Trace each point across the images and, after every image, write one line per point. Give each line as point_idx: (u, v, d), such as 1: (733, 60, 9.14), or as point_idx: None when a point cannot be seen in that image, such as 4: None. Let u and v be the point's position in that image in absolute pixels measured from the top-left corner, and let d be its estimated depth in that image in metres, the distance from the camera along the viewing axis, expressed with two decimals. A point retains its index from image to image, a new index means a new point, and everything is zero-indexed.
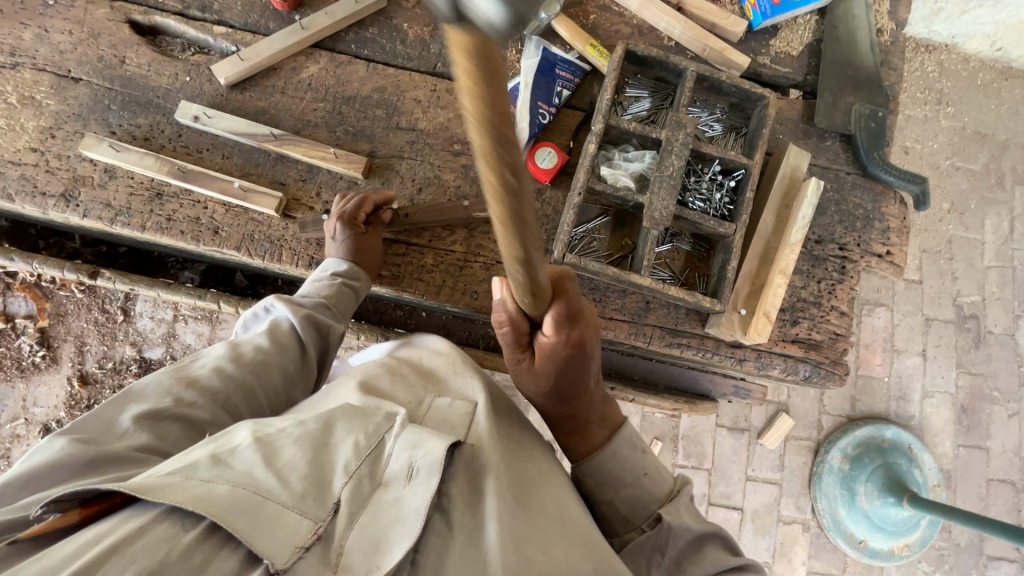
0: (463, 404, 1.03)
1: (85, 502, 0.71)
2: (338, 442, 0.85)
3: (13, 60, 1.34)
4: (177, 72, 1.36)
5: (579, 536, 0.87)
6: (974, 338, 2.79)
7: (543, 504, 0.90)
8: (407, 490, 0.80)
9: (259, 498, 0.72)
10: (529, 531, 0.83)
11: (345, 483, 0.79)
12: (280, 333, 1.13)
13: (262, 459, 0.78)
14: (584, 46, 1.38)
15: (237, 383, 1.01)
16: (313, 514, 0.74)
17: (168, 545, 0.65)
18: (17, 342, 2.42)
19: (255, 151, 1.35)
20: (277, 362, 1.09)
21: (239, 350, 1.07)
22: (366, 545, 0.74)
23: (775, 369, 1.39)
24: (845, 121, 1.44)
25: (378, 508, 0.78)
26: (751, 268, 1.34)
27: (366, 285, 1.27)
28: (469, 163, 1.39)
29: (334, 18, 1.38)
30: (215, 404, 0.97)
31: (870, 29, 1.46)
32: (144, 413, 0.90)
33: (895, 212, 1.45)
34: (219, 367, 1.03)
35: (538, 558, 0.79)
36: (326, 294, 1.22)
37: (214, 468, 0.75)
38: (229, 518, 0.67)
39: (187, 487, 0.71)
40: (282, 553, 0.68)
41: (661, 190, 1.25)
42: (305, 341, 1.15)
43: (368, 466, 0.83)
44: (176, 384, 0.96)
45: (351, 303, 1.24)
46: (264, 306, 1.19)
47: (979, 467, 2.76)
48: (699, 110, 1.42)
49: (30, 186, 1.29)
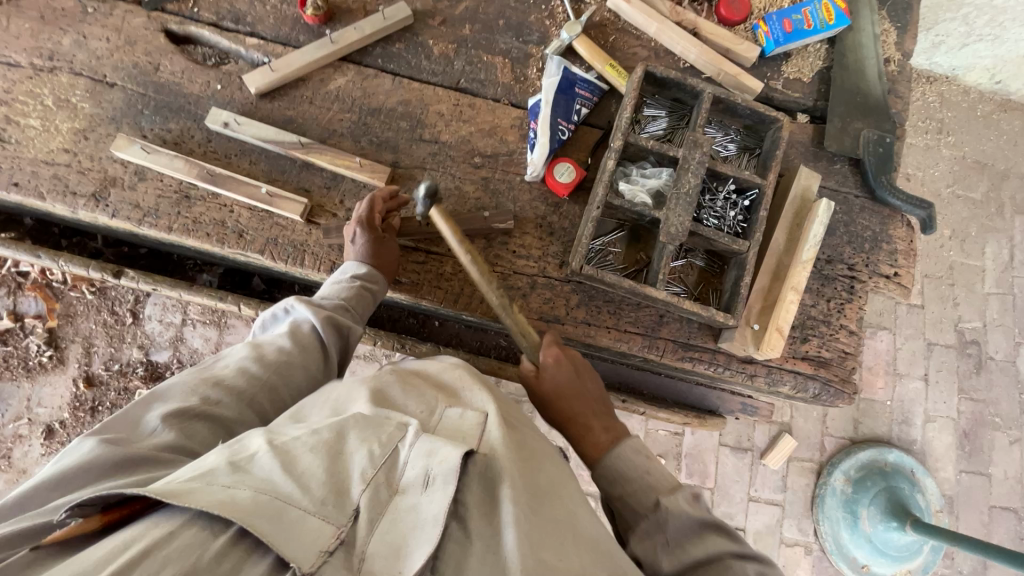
0: (476, 413, 0.97)
1: (106, 508, 0.69)
2: (350, 450, 0.79)
3: (51, 63, 1.38)
4: (209, 80, 1.41)
5: (595, 546, 0.87)
6: (976, 364, 2.82)
7: (560, 513, 0.89)
8: (424, 497, 0.76)
9: (281, 503, 0.69)
10: (545, 536, 0.82)
11: (363, 490, 0.75)
12: (301, 334, 1.12)
13: (280, 465, 0.74)
14: (603, 66, 1.44)
15: (262, 383, 1.01)
16: (334, 519, 0.71)
17: (198, 552, 0.63)
18: (25, 342, 2.42)
19: (281, 158, 1.38)
20: (301, 363, 1.08)
21: (261, 350, 1.06)
22: (387, 551, 0.71)
23: (785, 386, 1.41)
24: (854, 146, 1.49)
25: (396, 514, 0.75)
26: (763, 283, 1.37)
27: (383, 289, 1.27)
28: (489, 176, 1.42)
29: (362, 33, 1.43)
30: (241, 403, 0.96)
31: (877, 59, 1.52)
32: (172, 411, 0.89)
33: (903, 235, 1.49)
34: (242, 366, 1.02)
35: (553, 561, 0.80)
36: (345, 296, 1.20)
37: (234, 475, 0.72)
38: (256, 523, 0.65)
39: (210, 492, 0.67)
40: (309, 557, 0.66)
41: (677, 207, 1.28)
42: (326, 343, 1.14)
43: (384, 474, 0.78)
44: (201, 384, 0.95)
45: (369, 306, 1.24)
46: (283, 307, 1.18)
47: (981, 494, 2.76)
48: (714, 131, 1.46)
49: (62, 185, 1.32)
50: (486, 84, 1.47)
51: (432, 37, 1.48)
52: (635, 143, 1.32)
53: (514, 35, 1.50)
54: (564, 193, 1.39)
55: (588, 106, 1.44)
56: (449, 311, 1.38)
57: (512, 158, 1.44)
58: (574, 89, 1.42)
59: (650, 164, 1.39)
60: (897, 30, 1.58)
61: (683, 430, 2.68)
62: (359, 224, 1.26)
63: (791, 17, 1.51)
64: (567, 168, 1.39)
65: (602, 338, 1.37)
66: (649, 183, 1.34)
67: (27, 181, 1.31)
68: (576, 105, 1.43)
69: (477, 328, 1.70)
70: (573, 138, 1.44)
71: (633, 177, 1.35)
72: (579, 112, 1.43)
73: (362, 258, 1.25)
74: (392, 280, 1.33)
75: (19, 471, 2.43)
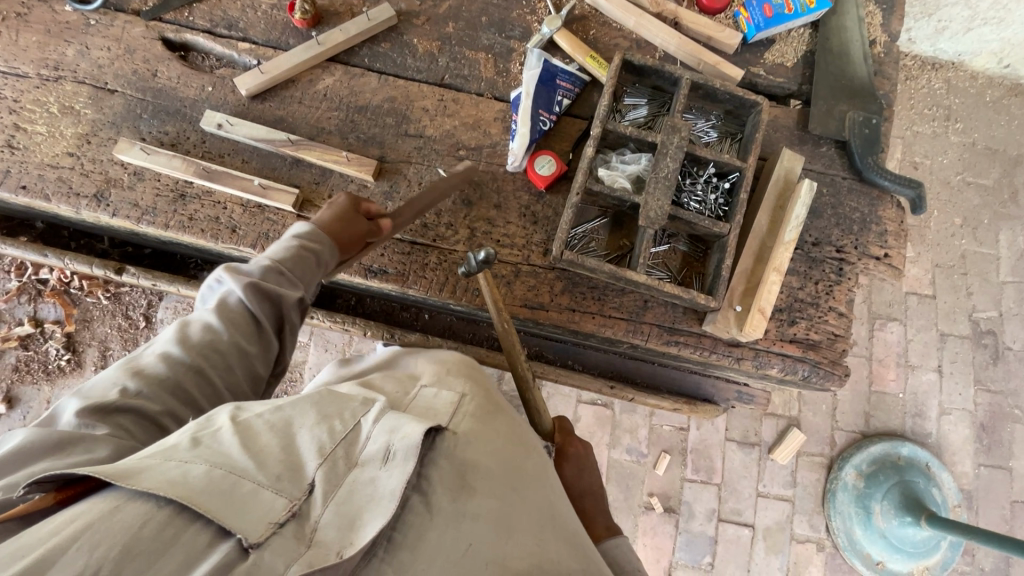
0: (448, 395, 1.05)
1: (62, 486, 0.69)
2: (311, 425, 0.83)
3: (57, 73, 1.46)
4: (203, 84, 1.47)
5: (566, 537, 0.91)
6: (992, 355, 2.75)
7: (530, 501, 0.92)
8: (383, 472, 0.78)
9: (234, 477, 0.71)
10: (517, 524, 0.85)
11: (319, 465, 0.78)
12: (225, 308, 1.05)
13: (240, 440, 0.77)
14: (584, 58, 1.47)
15: (185, 367, 0.97)
16: (288, 493, 0.74)
17: (140, 523, 0.62)
18: (44, 347, 2.52)
19: (273, 156, 1.44)
20: (228, 341, 1.03)
21: (187, 331, 1.01)
22: (341, 522, 0.73)
23: (773, 369, 1.41)
24: (839, 128, 1.48)
25: (354, 486, 0.77)
26: (746, 265, 1.36)
27: (324, 250, 1.21)
28: (474, 168, 1.45)
29: (348, 34, 1.48)
30: (164, 392, 0.94)
31: (862, 41, 1.51)
32: (88, 407, 0.86)
33: (893, 216, 1.48)
34: (165, 352, 0.98)
35: (520, 547, 0.83)
36: (283, 259, 1.14)
37: (193, 450, 0.74)
38: (202, 500, 0.66)
39: (163, 469, 0.69)
40: (256, 529, 0.67)
41: (656, 191, 1.29)
42: (254, 313, 1.07)
43: (343, 449, 0.81)
44: (123, 374, 0.93)
45: (308, 266, 1.17)
46: (213, 279, 1.10)
47: (1002, 489, 2.67)
48: (695, 117, 1.47)
49: (66, 187, 1.39)
50: (470, 80, 1.51)
51: (417, 36, 1.52)
52: (614, 130, 1.34)
53: (496, 31, 1.53)
54: (544, 184, 1.41)
55: (569, 97, 1.47)
56: (435, 299, 1.42)
57: (495, 149, 1.47)
58: (555, 81, 1.45)
59: (630, 151, 1.40)
60: (883, 12, 1.58)
61: (688, 425, 2.66)
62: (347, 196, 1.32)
63: (771, 2, 1.51)
64: (547, 160, 1.41)
65: (586, 324, 1.38)
66: (628, 168, 1.36)
67: (34, 184, 1.39)
68: (557, 96, 1.45)
69: (468, 320, 1.74)
70: (555, 129, 1.47)
71: (613, 163, 1.37)
72: (560, 103, 1.46)
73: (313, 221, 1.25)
74: (341, 249, 1.26)
75: None
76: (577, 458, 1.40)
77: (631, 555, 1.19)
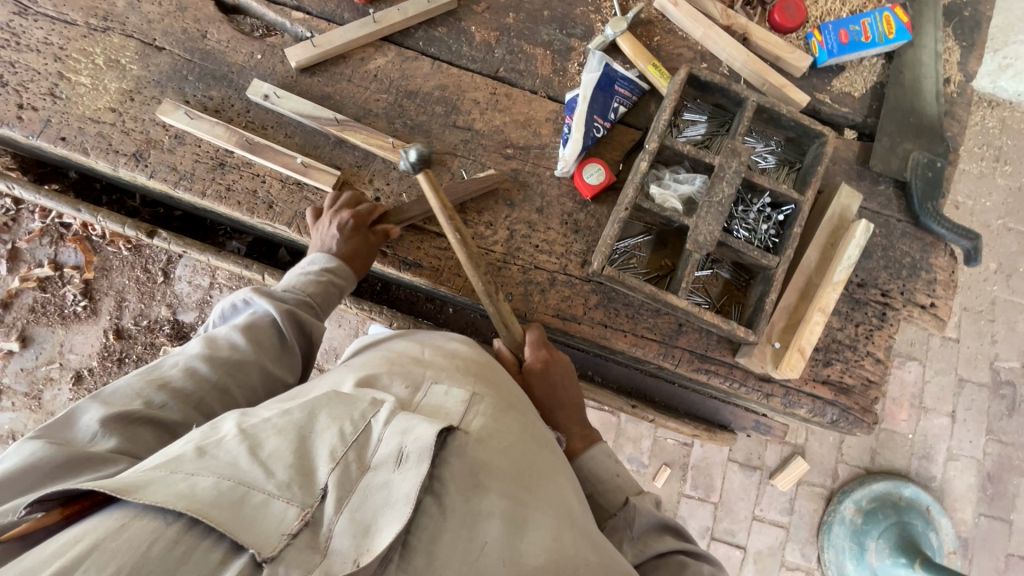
0: (459, 394, 1.00)
1: (67, 501, 0.69)
2: (322, 428, 0.81)
3: (105, 24, 1.42)
4: (253, 51, 1.43)
5: (584, 531, 0.89)
6: (1008, 406, 2.70)
7: (544, 498, 0.89)
8: (396, 475, 0.75)
9: (243, 489, 0.70)
10: (531, 521, 0.83)
11: (331, 469, 0.75)
12: (259, 330, 1.08)
13: (248, 449, 0.76)
14: (646, 65, 1.41)
15: (211, 384, 0.97)
16: (300, 500, 0.72)
17: (147, 542, 0.62)
18: (62, 291, 2.52)
19: (317, 134, 1.40)
20: (257, 363, 1.04)
21: (215, 348, 1.02)
22: (355, 529, 0.71)
23: (801, 408, 1.38)
24: (901, 167, 1.42)
25: (367, 491, 0.75)
26: (790, 301, 1.32)
27: (348, 285, 1.26)
28: (519, 168, 1.41)
29: (405, 14, 1.43)
30: (187, 405, 0.94)
31: (937, 79, 1.44)
32: (113, 416, 0.86)
33: (944, 265, 1.43)
34: (191, 366, 0.98)
35: (535, 544, 0.80)
36: (313, 291, 1.19)
37: (199, 461, 0.73)
38: (212, 514, 0.65)
39: (170, 483, 0.68)
40: (270, 542, 0.66)
41: (707, 215, 1.25)
42: (285, 338, 1.11)
43: (355, 452, 0.79)
44: (146, 386, 0.93)
45: (333, 300, 1.23)
46: (243, 299, 1.13)
47: (999, 540, 2.64)
48: (754, 141, 1.41)
49: (105, 143, 1.36)
50: (525, 75, 1.46)
51: (475, 23, 1.47)
52: (671, 146, 1.29)
53: (557, 27, 1.48)
54: (591, 194, 1.37)
55: (626, 105, 1.42)
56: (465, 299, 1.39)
57: (544, 151, 1.42)
58: (614, 87, 1.39)
59: (684, 169, 1.36)
60: (962, 50, 1.51)
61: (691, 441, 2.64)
62: (353, 214, 1.27)
63: (849, 28, 1.45)
64: (597, 169, 1.36)
65: (614, 339, 1.35)
66: (681, 188, 1.31)
67: (74, 137, 1.36)
68: (614, 103, 1.40)
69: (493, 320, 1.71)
70: (608, 137, 1.42)
71: (666, 180, 1.32)
72: (616, 111, 1.40)
73: (332, 251, 1.24)
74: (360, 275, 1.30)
75: (46, 413, 2.52)
76: (544, 375, 1.28)
77: (610, 468, 1.21)
